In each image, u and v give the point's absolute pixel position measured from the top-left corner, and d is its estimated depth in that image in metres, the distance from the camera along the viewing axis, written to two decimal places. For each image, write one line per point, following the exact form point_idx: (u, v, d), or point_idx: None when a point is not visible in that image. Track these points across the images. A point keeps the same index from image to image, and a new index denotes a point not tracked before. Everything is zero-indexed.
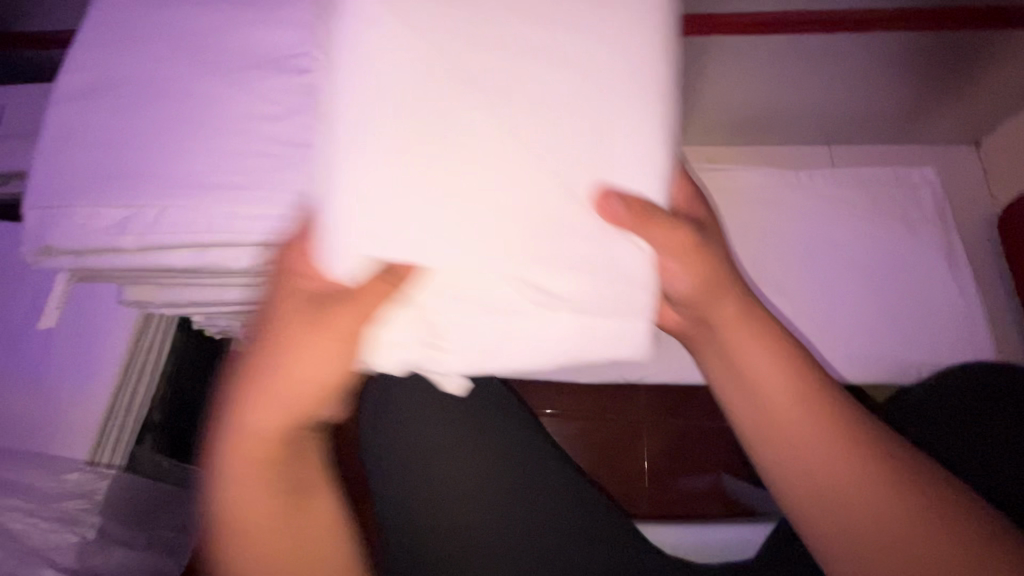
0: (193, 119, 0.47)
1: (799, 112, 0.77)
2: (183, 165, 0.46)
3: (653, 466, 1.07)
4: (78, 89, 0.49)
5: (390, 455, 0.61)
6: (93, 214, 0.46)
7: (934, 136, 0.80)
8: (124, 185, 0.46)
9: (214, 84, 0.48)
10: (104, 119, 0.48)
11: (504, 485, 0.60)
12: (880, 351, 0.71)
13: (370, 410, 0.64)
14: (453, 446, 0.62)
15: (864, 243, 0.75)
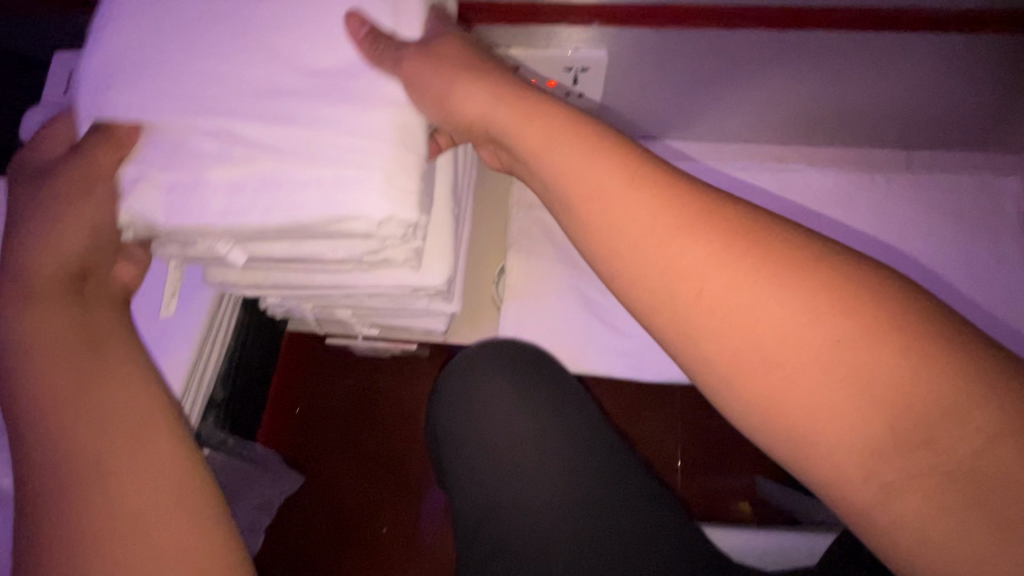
0: (271, 85, 0.43)
1: (884, 113, 0.73)
2: (263, 134, 0.42)
3: None
4: (141, 47, 0.44)
5: (475, 450, 0.59)
6: (160, 188, 0.42)
7: (1019, 144, 0.77)
8: (196, 155, 0.42)
9: (295, 48, 0.44)
10: (173, 79, 0.43)
11: (581, 483, 0.56)
12: None
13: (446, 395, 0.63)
14: (530, 436, 0.58)
15: (942, 254, 0.73)
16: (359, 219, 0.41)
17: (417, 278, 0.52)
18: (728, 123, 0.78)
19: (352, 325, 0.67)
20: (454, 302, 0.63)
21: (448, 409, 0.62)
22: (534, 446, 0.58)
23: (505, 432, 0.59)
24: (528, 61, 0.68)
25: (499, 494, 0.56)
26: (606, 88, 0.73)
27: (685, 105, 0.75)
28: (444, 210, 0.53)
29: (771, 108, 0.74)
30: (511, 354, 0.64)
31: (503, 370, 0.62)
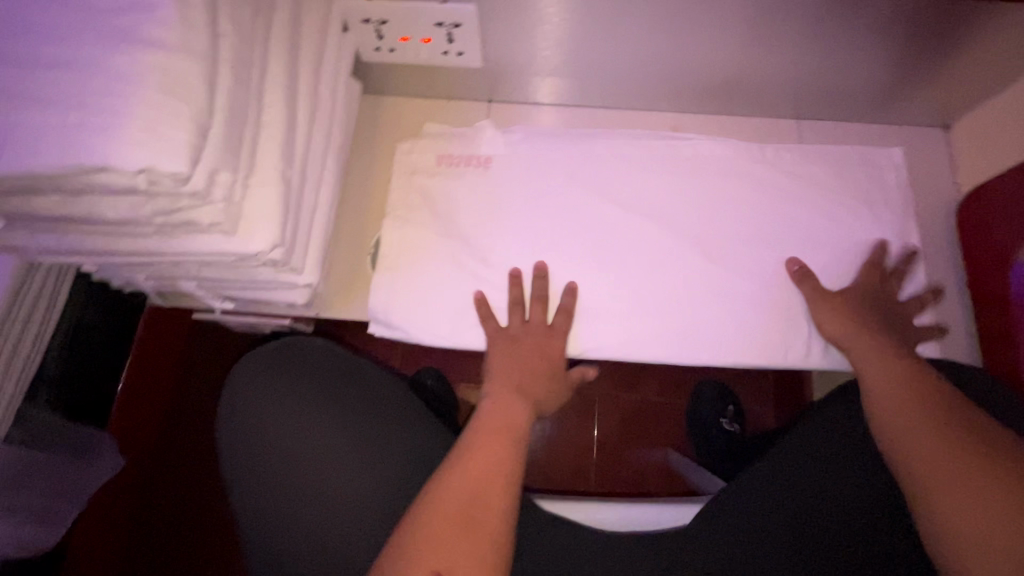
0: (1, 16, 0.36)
1: (774, 81, 0.72)
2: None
3: (603, 440, 1.06)
4: None
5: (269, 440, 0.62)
6: None
7: (908, 117, 0.77)
8: None
9: None
10: None
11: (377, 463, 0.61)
12: (834, 334, 0.69)
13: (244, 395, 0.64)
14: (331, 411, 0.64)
15: (826, 226, 0.72)
16: (111, 176, 0.35)
17: (237, 244, 0.47)
18: (619, 86, 0.76)
19: (204, 297, 0.62)
20: (309, 273, 0.59)
21: (232, 415, 0.64)
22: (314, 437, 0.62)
23: (287, 429, 0.62)
24: (396, 15, 0.63)
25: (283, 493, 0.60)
26: (487, 48, 0.69)
27: (574, 67, 0.72)
28: (268, 170, 0.48)
29: (660, 73, 0.72)
30: (293, 351, 0.67)
31: (287, 368, 0.66)
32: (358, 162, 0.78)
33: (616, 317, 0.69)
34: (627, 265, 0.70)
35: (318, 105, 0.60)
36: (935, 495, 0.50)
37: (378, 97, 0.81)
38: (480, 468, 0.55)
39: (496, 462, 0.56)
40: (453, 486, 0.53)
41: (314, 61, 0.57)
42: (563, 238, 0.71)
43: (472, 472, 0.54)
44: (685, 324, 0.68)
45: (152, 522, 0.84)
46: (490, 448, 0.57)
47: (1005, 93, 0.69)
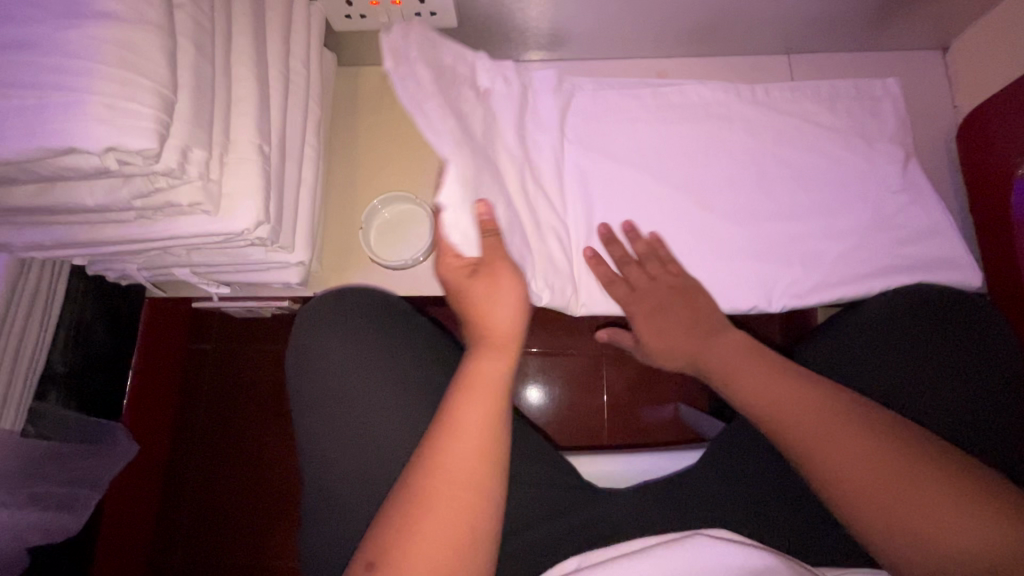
0: None
1: (759, 16, 0.69)
2: None
3: (614, 398, 1.06)
4: None
5: (323, 397, 0.63)
6: None
7: (903, 41, 0.74)
8: None
9: None
10: None
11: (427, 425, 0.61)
12: (841, 276, 0.66)
13: (301, 353, 0.65)
14: (380, 372, 0.63)
15: (821, 161, 0.69)
16: (83, 159, 0.34)
17: (221, 224, 0.46)
18: (600, 34, 0.73)
19: (199, 284, 0.63)
20: (299, 250, 0.59)
21: (297, 369, 0.66)
22: (370, 392, 0.62)
23: (340, 388, 0.63)
24: None
25: (348, 453, 0.61)
26: (459, 5, 0.66)
27: (551, 17, 0.69)
28: (245, 146, 0.47)
29: (640, 15, 0.69)
30: (329, 307, 0.65)
31: (326, 325, 0.64)
32: (340, 137, 0.77)
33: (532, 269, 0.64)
34: (617, 219, 0.69)
35: (291, 78, 0.59)
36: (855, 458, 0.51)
37: (355, 68, 0.79)
38: (465, 446, 0.51)
39: (482, 439, 0.51)
40: (432, 486, 0.49)
41: (281, 31, 0.55)
42: (553, 195, 0.70)
43: (438, 484, 0.49)
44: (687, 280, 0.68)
45: (179, 508, 0.87)
46: (474, 430, 0.52)
47: (1002, 5, 0.65)
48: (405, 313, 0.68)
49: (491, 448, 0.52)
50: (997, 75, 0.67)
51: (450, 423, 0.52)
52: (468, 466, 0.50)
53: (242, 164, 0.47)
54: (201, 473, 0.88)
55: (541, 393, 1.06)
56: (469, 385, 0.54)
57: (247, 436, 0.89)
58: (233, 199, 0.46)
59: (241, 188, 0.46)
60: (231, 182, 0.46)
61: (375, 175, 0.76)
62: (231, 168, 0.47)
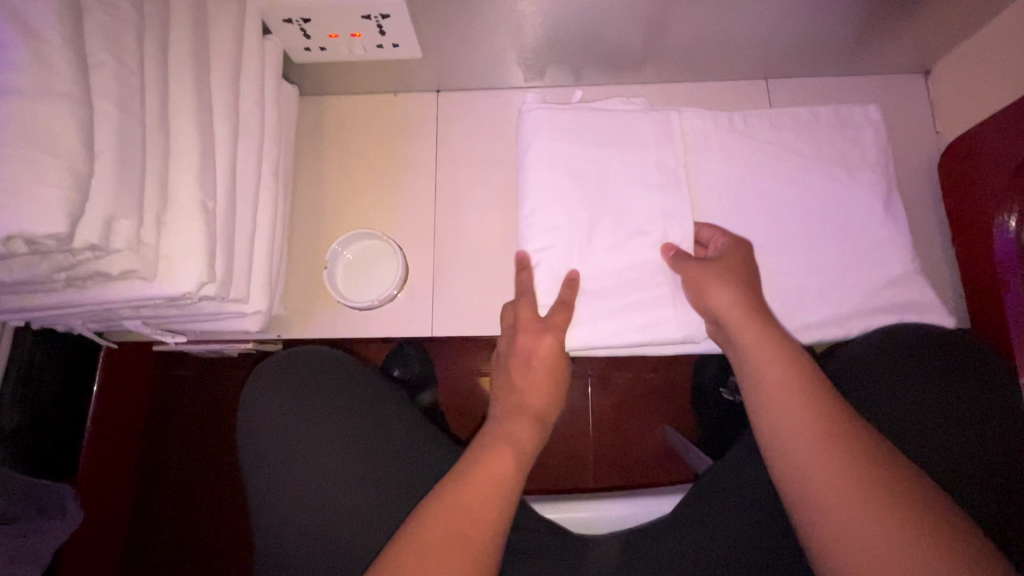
0: None
1: (734, 41, 0.67)
2: None
3: (599, 422, 1.04)
4: None
5: (264, 437, 0.62)
6: None
7: (883, 65, 0.71)
8: None
9: None
10: None
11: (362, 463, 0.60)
12: (822, 313, 0.64)
13: (247, 394, 0.65)
14: (321, 412, 0.63)
15: (799, 192, 0.67)
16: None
17: (159, 289, 0.44)
18: (573, 60, 0.70)
19: (153, 334, 0.60)
20: (256, 300, 0.57)
21: (244, 409, 0.65)
22: (321, 455, 0.61)
23: (288, 455, 0.61)
24: (319, 11, 0.59)
25: (307, 523, 0.58)
26: (423, 35, 0.64)
27: (522, 45, 0.67)
28: (184, 204, 0.45)
29: (611, 42, 0.67)
30: (271, 370, 0.66)
31: (276, 376, 0.65)
32: (305, 170, 0.75)
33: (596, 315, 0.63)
34: (631, 253, 0.64)
35: (243, 120, 0.56)
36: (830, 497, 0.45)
37: (320, 98, 0.76)
38: (484, 487, 0.50)
39: (501, 483, 0.50)
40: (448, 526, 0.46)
41: (230, 74, 0.53)
42: (563, 229, 0.64)
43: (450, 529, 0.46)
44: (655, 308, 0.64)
45: (149, 548, 0.84)
46: (490, 477, 0.50)
47: (983, 31, 0.63)
48: (351, 360, 0.68)
49: (503, 491, 0.50)
50: (980, 102, 0.65)
51: (474, 464, 0.51)
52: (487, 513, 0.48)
53: (180, 224, 0.44)
54: (172, 512, 0.85)
55: None
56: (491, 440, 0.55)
57: (219, 474, 0.86)
58: (173, 262, 0.44)
59: (182, 251, 0.44)
60: (170, 244, 0.44)
61: (342, 209, 0.74)
62: (168, 229, 0.44)
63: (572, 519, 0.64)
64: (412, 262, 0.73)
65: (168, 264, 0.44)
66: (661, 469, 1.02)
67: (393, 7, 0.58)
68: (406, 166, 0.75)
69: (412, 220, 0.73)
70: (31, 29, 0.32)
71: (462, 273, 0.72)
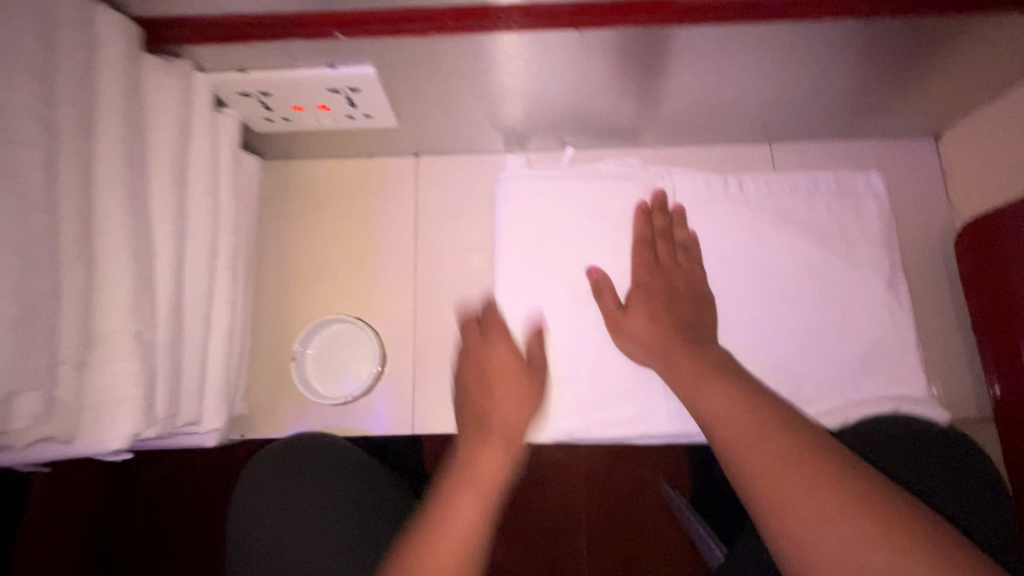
0: None
1: (738, 106, 0.62)
2: None
3: (591, 495, 0.89)
4: None
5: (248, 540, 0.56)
6: None
7: (892, 129, 0.67)
8: None
9: None
10: None
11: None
12: (833, 405, 0.58)
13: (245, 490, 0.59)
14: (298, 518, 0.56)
15: (803, 270, 0.61)
16: None
17: (81, 445, 0.37)
18: (561, 125, 0.64)
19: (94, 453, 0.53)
20: (210, 418, 0.50)
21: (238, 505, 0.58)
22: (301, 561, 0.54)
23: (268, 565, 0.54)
24: (278, 85, 0.52)
25: None
26: (399, 104, 0.57)
27: (511, 112, 0.61)
28: (112, 343, 0.38)
29: (607, 108, 0.61)
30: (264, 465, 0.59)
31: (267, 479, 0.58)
32: (269, 243, 0.68)
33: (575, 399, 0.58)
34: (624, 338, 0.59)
35: (191, 214, 0.49)
36: (790, 501, 0.34)
37: (287, 162, 0.69)
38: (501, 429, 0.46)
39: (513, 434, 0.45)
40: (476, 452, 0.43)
41: (174, 168, 0.46)
42: (548, 302, 0.60)
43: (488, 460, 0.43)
44: (643, 406, 0.58)
45: None
46: (513, 415, 0.47)
47: (1000, 101, 0.59)
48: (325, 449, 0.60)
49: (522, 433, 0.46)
50: (996, 176, 0.61)
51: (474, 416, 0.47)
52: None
53: (108, 365, 0.38)
54: None
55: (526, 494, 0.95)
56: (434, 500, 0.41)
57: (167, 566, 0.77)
58: (104, 417, 0.37)
59: (119, 398, 0.38)
60: (94, 390, 0.37)
61: (311, 287, 0.67)
62: (94, 373, 0.37)
63: None
64: (390, 345, 0.66)
65: (88, 416, 0.37)
66: (660, 546, 0.88)
67: (365, 80, 0.51)
68: (385, 239, 0.69)
69: (389, 298, 0.67)
70: None
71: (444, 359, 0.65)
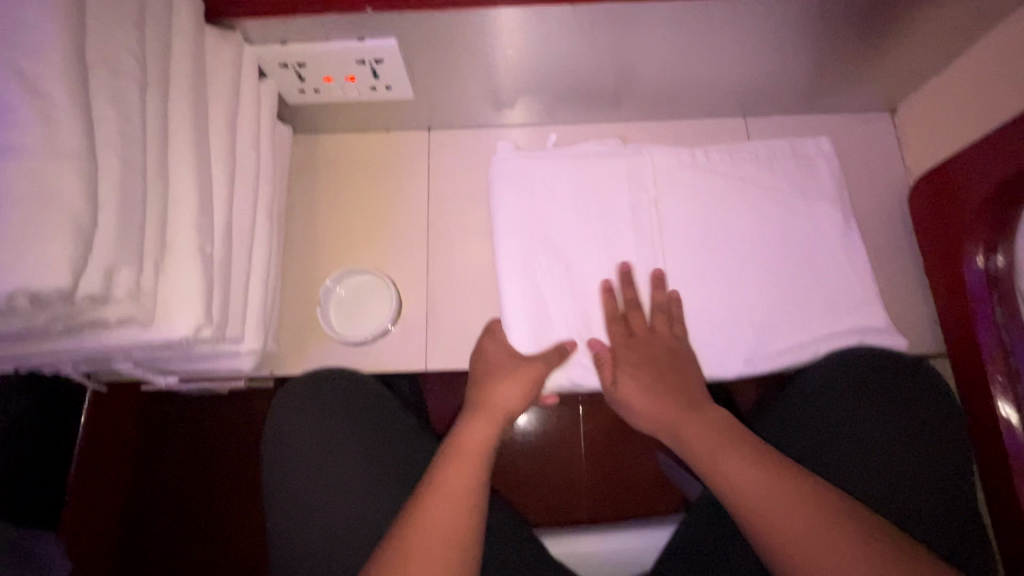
0: None
1: (713, 81, 0.70)
2: None
3: (591, 452, 0.98)
4: None
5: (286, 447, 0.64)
6: None
7: (852, 104, 0.75)
8: None
9: None
10: None
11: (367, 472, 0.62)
12: (804, 344, 0.63)
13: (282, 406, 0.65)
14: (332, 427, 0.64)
15: (766, 228, 0.66)
16: None
17: (156, 333, 0.44)
18: (556, 99, 0.73)
19: (145, 376, 0.59)
20: (251, 340, 0.57)
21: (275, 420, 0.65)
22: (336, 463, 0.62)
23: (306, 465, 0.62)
24: (313, 57, 0.60)
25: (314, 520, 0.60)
26: (416, 77, 0.66)
27: (513, 87, 0.69)
28: (183, 251, 0.45)
29: (597, 82, 0.69)
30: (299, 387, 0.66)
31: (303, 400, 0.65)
32: (297, 207, 0.76)
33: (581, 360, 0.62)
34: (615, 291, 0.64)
35: (239, 163, 0.57)
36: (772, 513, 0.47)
37: (313, 136, 0.78)
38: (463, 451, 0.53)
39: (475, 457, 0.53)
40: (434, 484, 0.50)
41: (228, 119, 0.54)
42: (544, 277, 0.64)
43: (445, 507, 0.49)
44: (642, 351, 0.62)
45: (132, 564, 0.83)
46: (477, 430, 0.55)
47: (942, 74, 0.68)
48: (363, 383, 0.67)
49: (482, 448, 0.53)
50: (943, 140, 0.69)
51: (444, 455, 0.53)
52: (447, 537, 0.47)
53: (178, 267, 0.45)
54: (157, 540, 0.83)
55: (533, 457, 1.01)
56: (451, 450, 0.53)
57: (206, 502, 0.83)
58: (176, 310, 0.44)
59: (188, 294, 0.45)
60: (168, 287, 0.44)
61: (334, 244, 0.75)
62: (168, 271, 0.45)
63: (575, 555, 0.64)
64: (405, 295, 0.73)
65: (163, 306, 0.44)
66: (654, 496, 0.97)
67: (387, 51, 0.60)
68: (400, 203, 0.76)
69: (404, 255, 0.75)
70: (37, 87, 0.33)
71: (454, 309, 0.73)
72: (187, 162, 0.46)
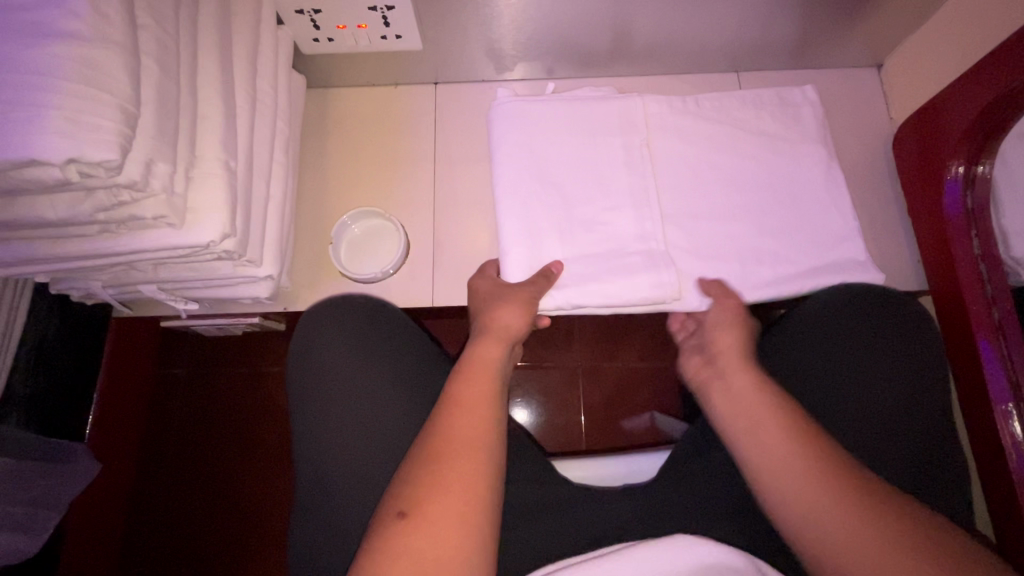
0: None
1: (705, 38, 0.73)
2: None
3: (590, 410, 1.05)
4: None
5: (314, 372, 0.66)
6: None
7: (839, 60, 0.79)
8: None
9: None
10: None
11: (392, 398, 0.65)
12: (791, 275, 0.66)
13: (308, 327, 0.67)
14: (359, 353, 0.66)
15: (756, 167, 0.70)
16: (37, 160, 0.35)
17: (185, 236, 0.47)
18: (553, 55, 0.76)
19: (167, 301, 0.63)
20: (268, 265, 0.60)
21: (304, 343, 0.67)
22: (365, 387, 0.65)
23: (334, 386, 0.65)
24: (327, 2, 0.64)
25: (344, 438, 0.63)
26: (423, 28, 0.69)
27: (516, 42, 0.73)
28: (209, 162, 0.48)
29: (594, 39, 0.73)
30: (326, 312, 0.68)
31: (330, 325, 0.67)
32: (309, 157, 0.80)
33: (576, 277, 0.64)
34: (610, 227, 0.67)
35: (259, 98, 0.61)
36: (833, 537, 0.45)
37: (325, 89, 0.82)
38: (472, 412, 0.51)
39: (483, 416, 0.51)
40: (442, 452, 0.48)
41: (249, 54, 0.58)
42: (540, 207, 0.67)
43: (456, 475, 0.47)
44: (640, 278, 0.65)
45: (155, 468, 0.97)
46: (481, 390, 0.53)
47: (924, 26, 0.71)
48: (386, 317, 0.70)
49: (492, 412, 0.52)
50: (926, 89, 0.72)
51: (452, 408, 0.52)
52: (458, 503, 0.45)
53: (205, 177, 0.48)
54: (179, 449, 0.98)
55: (537, 412, 1.05)
56: (470, 395, 0.53)
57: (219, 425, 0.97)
58: (202, 215, 0.47)
59: (214, 202, 0.48)
60: (196, 194, 0.48)
61: (344, 192, 0.79)
62: (196, 181, 0.48)
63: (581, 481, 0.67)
64: (412, 239, 0.77)
65: (190, 213, 0.47)
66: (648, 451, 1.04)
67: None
68: (406, 153, 0.80)
69: (411, 202, 0.78)
70: None
71: (458, 250, 0.76)
72: (214, 83, 0.50)
